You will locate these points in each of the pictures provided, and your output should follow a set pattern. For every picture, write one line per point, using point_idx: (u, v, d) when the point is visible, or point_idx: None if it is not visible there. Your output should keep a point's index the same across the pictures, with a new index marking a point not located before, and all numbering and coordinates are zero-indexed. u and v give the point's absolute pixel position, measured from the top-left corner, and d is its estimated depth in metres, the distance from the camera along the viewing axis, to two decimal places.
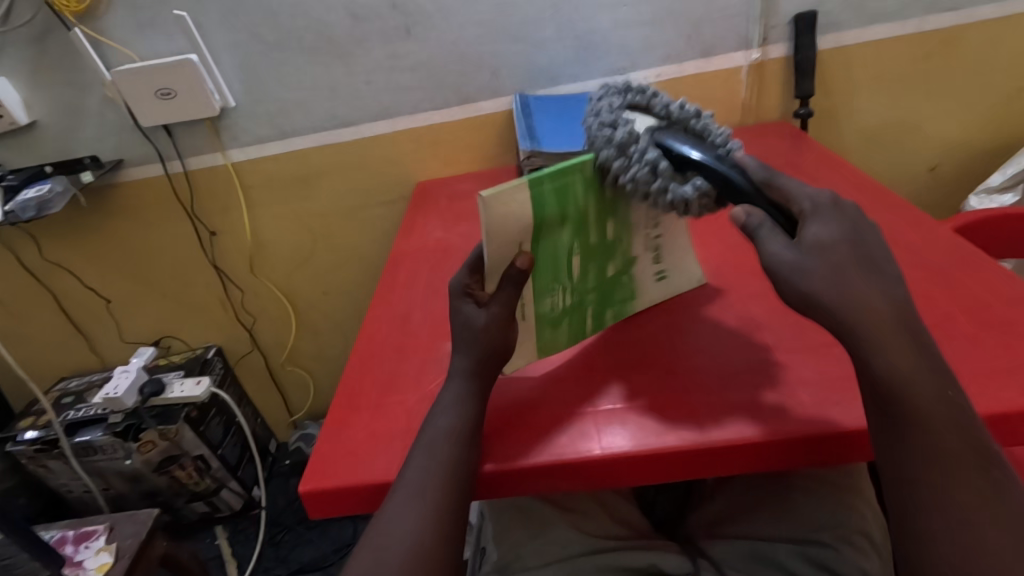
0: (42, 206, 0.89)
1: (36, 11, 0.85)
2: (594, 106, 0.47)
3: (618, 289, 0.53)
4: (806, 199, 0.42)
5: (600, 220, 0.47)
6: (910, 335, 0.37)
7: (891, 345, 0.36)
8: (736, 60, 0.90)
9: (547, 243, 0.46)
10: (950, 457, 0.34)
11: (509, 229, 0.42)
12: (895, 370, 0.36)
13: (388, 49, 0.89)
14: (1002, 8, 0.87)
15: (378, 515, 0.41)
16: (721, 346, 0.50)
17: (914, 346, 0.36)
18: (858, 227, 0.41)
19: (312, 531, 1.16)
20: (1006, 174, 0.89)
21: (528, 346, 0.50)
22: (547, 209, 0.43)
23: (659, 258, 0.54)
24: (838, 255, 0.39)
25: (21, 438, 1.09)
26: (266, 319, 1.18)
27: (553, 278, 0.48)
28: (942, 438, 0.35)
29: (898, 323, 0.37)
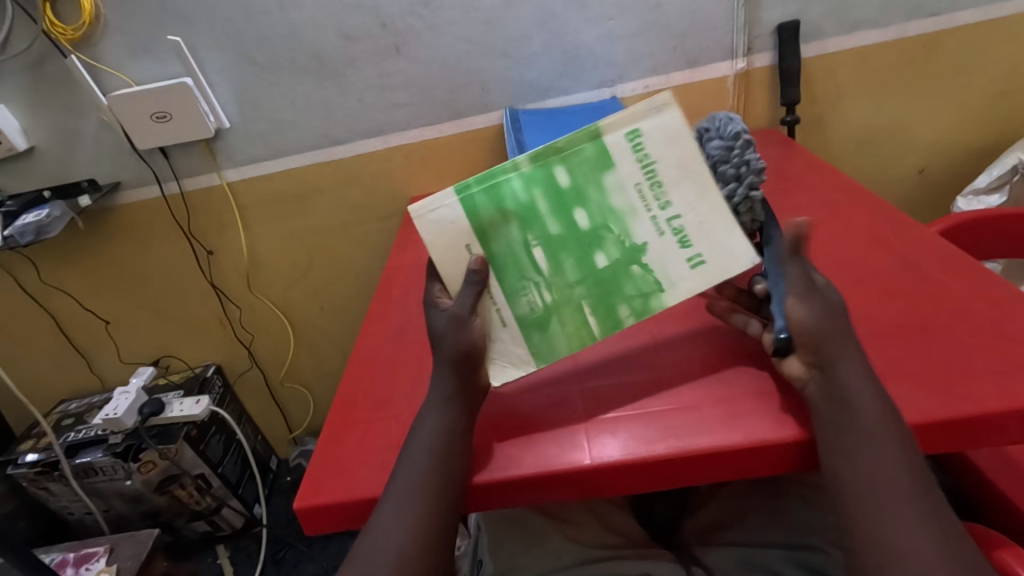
0: (41, 230, 0.90)
1: (33, 40, 0.86)
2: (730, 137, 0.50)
3: (627, 284, 0.47)
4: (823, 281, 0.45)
5: (556, 214, 0.47)
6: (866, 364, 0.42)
7: (850, 369, 0.41)
8: (721, 70, 0.91)
9: (496, 241, 0.47)
10: (898, 482, 0.38)
11: (443, 238, 0.46)
12: (857, 389, 0.40)
13: (378, 68, 0.90)
14: (982, 13, 0.88)
15: (368, 530, 0.41)
16: (708, 353, 0.50)
17: (855, 365, 0.41)
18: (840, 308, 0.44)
19: (313, 548, 1.15)
20: (992, 175, 0.89)
21: (519, 353, 0.48)
22: (480, 211, 0.46)
23: (687, 240, 0.46)
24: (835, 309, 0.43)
25: (22, 461, 1.09)
26: (264, 336, 1.18)
27: (521, 275, 0.47)
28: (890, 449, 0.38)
29: (853, 350, 0.42)
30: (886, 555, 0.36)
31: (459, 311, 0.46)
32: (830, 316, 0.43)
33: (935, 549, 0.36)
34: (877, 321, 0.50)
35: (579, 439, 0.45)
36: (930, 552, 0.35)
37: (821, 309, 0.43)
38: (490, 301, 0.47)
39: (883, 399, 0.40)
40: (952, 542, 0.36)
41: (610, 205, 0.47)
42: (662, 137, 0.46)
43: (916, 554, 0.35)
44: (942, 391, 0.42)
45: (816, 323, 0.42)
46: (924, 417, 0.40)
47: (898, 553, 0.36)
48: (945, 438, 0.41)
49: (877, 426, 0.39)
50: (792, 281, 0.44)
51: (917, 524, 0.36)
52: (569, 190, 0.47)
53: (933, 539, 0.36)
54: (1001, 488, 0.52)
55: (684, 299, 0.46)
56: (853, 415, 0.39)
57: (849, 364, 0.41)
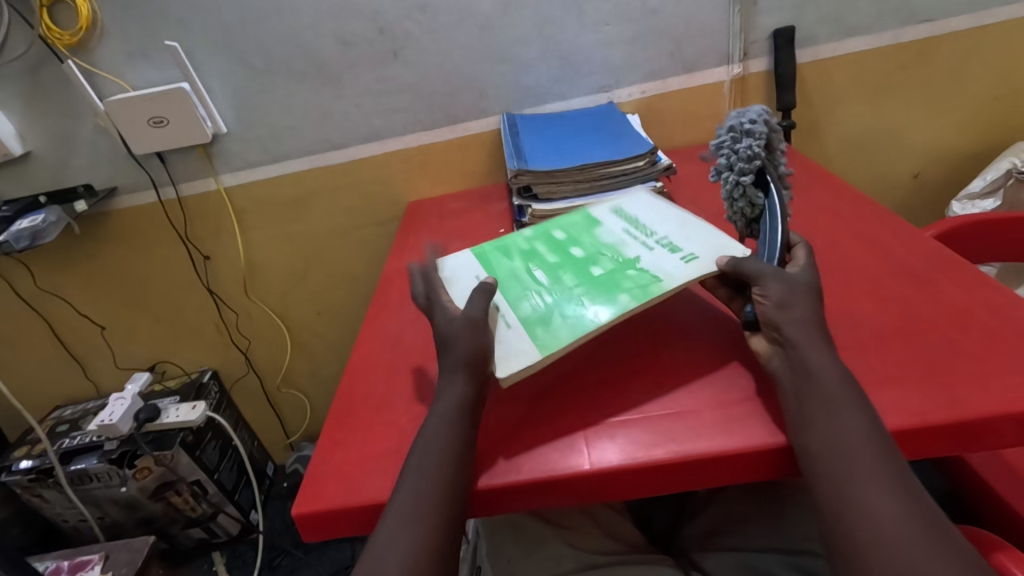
0: (36, 235, 0.90)
1: (30, 45, 0.86)
2: (749, 127, 0.53)
3: (626, 279, 0.51)
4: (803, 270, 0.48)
5: (555, 251, 0.59)
6: (823, 337, 0.43)
7: (805, 341, 0.43)
8: (717, 75, 0.91)
9: (504, 269, 0.57)
10: (865, 447, 0.38)
11: (461, 270, 0.59)
12: (808, 357, 0.42)
13: (376, 74, 0.90)
14: (975, 19, 0.89)
15: (372, 539, 0.41)
16: (702, 355, 0.51)
17: (814, 341, 0.43)
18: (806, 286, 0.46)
19: (310, 554, 1.15)
20: (986, 180, 0.90)
21: (525, 348, 0.46)
22: (492, 256, 0.60)
23: (678, 250, 0.54)
24: (798, 286, 0.46)
25: (16, 468, 1.08)
26: (261, 341, 1.18)
27: (523, 288, 0.54)
28: (847, 415, 0.39)
29: (810, 328, 0.44)
30: (856, 517, 0.36)
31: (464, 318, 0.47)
32: (797, 294, 0.45)
33: (902, 510, 0.35)
34: (874, 325, 0.50)
35: (578, 444, 0.45)
36: (898, 514, 0.35)
37: (789, 289, 0.45)
38: (497, 311, 0.52)
39: (841, 372, 0.41)
40: (917, 502, 0.36)
41: (602, 241, 0.59)
42: (639, 206, 0.64)
43: (883, 515, 0.35)
44: (939, 394, 0.42)
45: (773, 293, 0.45)
46: (923, 421, 0.41)
47: (866, 518, 0.36)
48: (945, 440, 0.41)
49: (838, 395, 0.40)
50: (762, 265, 0.47)
51: (883, 485, 0.36)
52: (564, 239, 0.61)
53: (897, 502, 0.36)
54: (998, 491, 0.52)
55: (681, 283, 0.48)
56: (816, 386, 0.41)
57: (807, 339, 0.43)
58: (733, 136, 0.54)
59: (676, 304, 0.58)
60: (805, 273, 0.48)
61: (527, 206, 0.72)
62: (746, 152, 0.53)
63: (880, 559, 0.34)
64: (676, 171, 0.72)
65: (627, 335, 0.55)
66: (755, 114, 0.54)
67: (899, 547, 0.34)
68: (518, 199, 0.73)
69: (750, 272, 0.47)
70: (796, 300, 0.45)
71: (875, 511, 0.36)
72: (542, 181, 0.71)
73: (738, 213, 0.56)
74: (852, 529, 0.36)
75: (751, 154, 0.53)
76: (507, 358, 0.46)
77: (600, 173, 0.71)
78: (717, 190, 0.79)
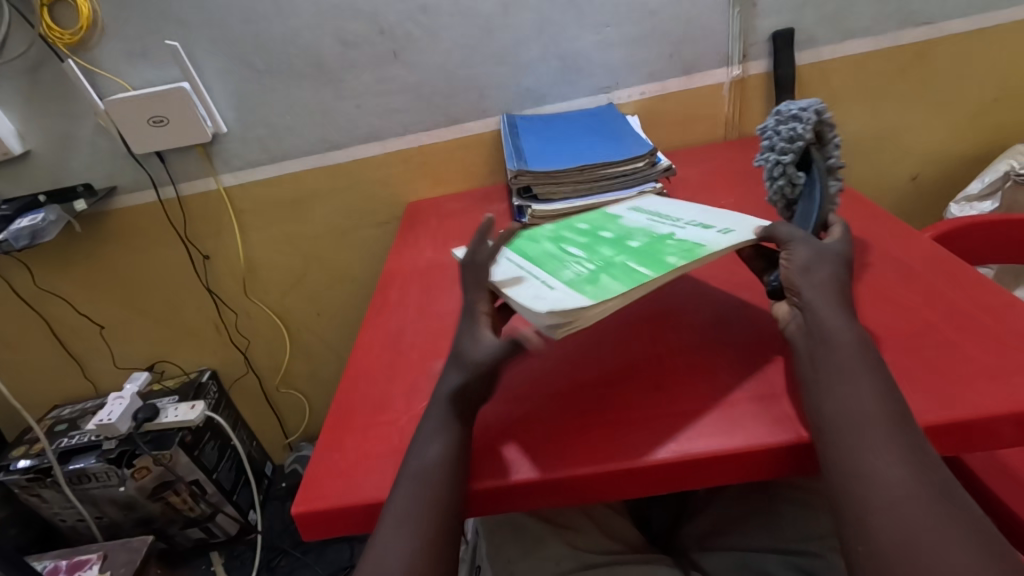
0: (36, 234, 0.90)
1: (30, 43, 0.86)
2: (798, 112, 0.56)
3: (666, 248, 0.50)
4: (836, 244, 0.49)
5: (582, 235, 0.58)
6: (845, 306, 0.44)
7: (826, 308, 0.43)
8: (717, 77, 0.92)
9: (535, 249, 0.57)
10: (877, 414, 0.38)
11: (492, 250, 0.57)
12: (823, 323, 0.43)
13: (376, 74, 0.90)
14: (973, 22, 0.89)
15: (372, 544, 0.41)
16: (708, 353, 0.51)
17: (833, 304, 0.44)
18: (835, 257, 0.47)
19: (308, 554, 1.15)
20: (984, 182, 0.91)
21: (576, 297, 0.43)
22: (522, 241, 0.59)
23: (709, 227, 0.54)
24: (828, 256, 0.47)
25: (14, 467, 1.08)
26: (261, 341, 1.18)
27: (562, 260, 0.52)
28: (858, 383, 0.39)
29: (831, 294, 0.44)
30: (862, 483, 0.36)
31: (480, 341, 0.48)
32: (823, 262, 0.46)
33: (908, 476, 0.35)
34: (874, 325, 0.50)
35: (580, 443, 0.45)
36: (905, 479, 0.35)
37: (816, 255, 0.47)
38: (535, 278, 0.49)
39: (859, 339, 0.42)
40: (930, 468, 0.36)
41: (628, 227, 0.59)
42: (656, 204, 0.65)
43: (888, 479, 0.35)
44: (940, 394, 0.42)
45: (802, 258, 0.47)
46: (922, 420, 0.41)
47: (875, 484, 0.35)
48: (944, 440, 0.41)
49: (853, 363, 0.40)
50: (786, 229, 0.49)
51: (890, 451, 0.36)
52: (589, 227, 0.61)
53: (908, 467, 0.35)
54: (998, 493, 0.52)
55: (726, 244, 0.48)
56: (830, 351, 0.41)
57: (826, 305, 0.43)
58: (778, 119, 0.57)
59: (683, 304, 0.58)
60: (838, 243, 0.49)
61: (527, 206, 0.72)
62: (790, 134, 0.56)
63: (881, 524, 0.34)
64: (675, 172, 0.72)
65: (626, 339, 0.55)
66: (807, 102, 0.57)
67: (900, 512, 0.34)
68: (518, 199, 0.73)
69: (781, 236, 0.49)
70: (819, 263, 0.46)
71: (886, 478, 0.35)
72: (542, 181, 0.71)
73: (778, 193, 0.57)
74: (855, 493, 0.36)
75: (798, 136, 0.55)
76: (558, 303, 0.43)
77: (599, 174, 0.71)
78: (716, 191, 0.79)
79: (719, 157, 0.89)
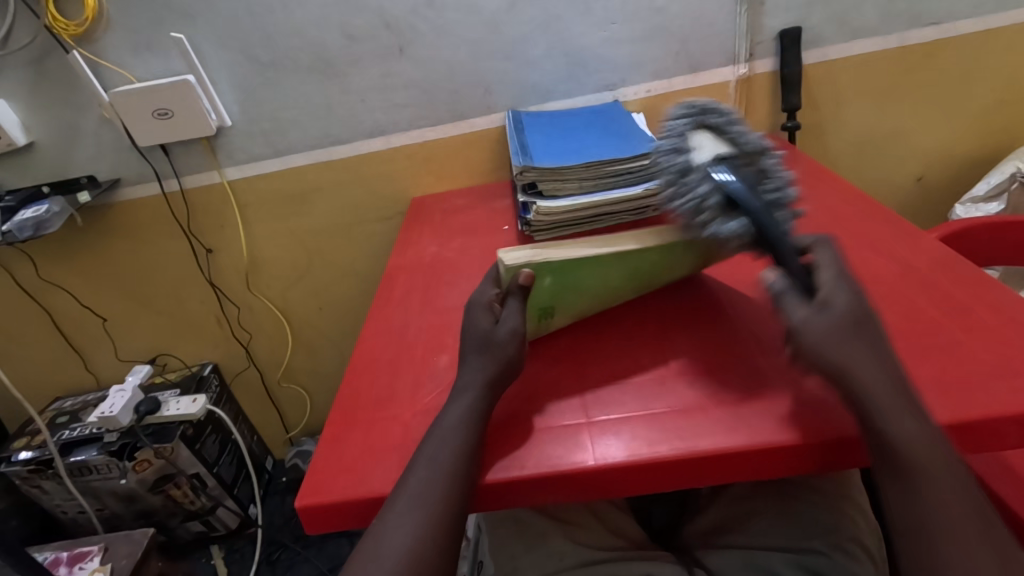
0: (39, 225, 0.90)
1: (35, 34, 0.86)
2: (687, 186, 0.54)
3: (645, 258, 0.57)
4: (845, 301, 0.42)
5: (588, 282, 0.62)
6: (906, 394, 0.39)
7: (886, 399, 0.38)
8: (723, 75, 0.91)
9: None
10: (959, 523, 0.36)
11: None
12: (892, 423, 0.38)
13: (380, 69, 0.90)
14: (981, 22, 0.89)
15: (377, 524, 0.41)
16: (695, 353, 0.51)
17: (890, 397, 0.38)
18: (861, 323, 0.41)
19: (308, 549, 1.15)
20: (990, 183, 0.90)
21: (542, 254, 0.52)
22: None
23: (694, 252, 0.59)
24: (844, 322, 0.41)
25: (15, 458, 1.08)
26: (262, 335, 1.18)
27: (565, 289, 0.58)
28: (942, 488, 0.36)
29: (862, 341, 0.40)
30: None
31: (492, 334, 0.49)
32: (837, 335, 0.41)
33: None
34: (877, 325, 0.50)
35: (582, 439, 0.45)
36: None
37: (840, 335, 0.41)
38: None
39: (898, 392, 0.39)
40: None
41: None
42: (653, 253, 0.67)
43: None
44: (941, 395, 0.42)
45: (813, 344, 0.41)
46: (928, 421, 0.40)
47: None
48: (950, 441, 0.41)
49: (929, 463, 0.37)
50: (795, 311, 0.43)
51: (953, 493, 0.36)
52: None
53: None
54: (1003, 495, 0.52)
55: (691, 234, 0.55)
56: (896, 450, 0.37)
57: (860, 358, 0.40)
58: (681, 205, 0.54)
59: (671, 302, 0.59)
60: (843, 299, 0.42)
61: (532, 202, 0.72)
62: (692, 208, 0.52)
63: None
64: None
65: (622, 331, 0.56)
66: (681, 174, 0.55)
67: None
68: (523, 196, 0.73)
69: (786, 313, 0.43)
70: (840, 298, 0.43)
71: None
72: (547, 177, 0.70)
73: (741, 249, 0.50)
74: None
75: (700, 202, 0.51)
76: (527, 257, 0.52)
77: (605, 170, 0.71)
78: None
79: None
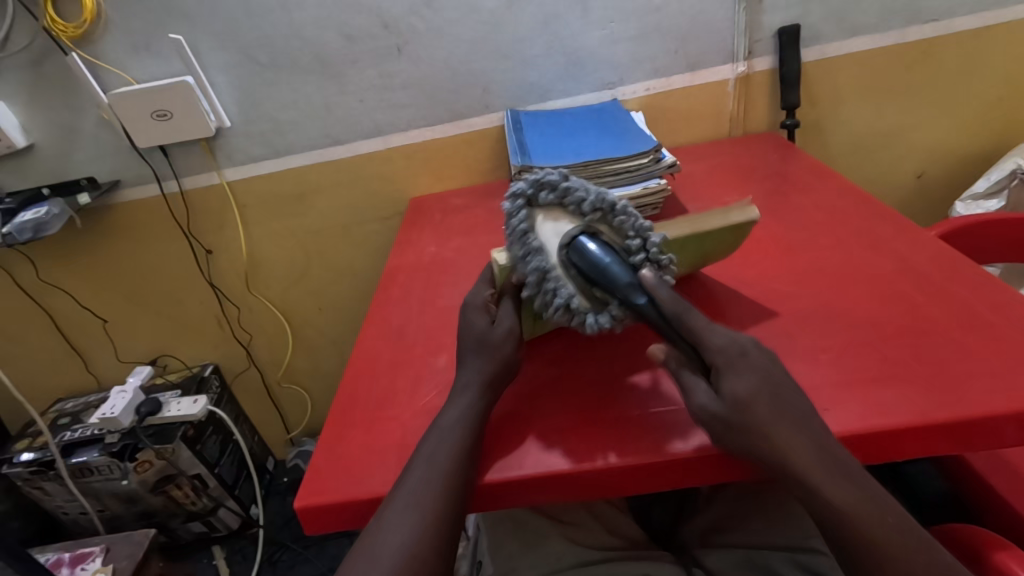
0: (39, 227, 0.90)
1: (33, 36, 0.86)
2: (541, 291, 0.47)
3: None
4: (744, 388, 0.40)
5: None
6: (838, 463, 0.38)
7: (818, 474, 0.38)
8: (722, 73, 0.91)
9: None
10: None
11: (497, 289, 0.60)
12: (830, 494, 0.37)
13: (379, 69, 0.90)
14: (980, 19, 0.88)
15: (375, 523, 0.41)
16: (656, 369, 0.50)
17: (815, 475, 0.38)
18: (775, 399, 0.40)
19: (310, 549, 1.15)
20: (990, 180, 0.90)
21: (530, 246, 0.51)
22: None
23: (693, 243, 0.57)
24: (756, 407, 0.39)
25: (17, 460, 1.08)
26: (262, 335, 1.18)
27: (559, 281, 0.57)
28: (891, 549, 0.36)
29: (773, 416, 0.39)
30: None
31: (490, 332, 0.49)
32: (747, 415, 0.39)
33: None
34: (876, 324, 0.50)
35: (580, 439, 0.45)
36: None
37: (754, 419, 0.39)
38: None
39: (821, 455, 0.38)
40: None
41: None
42: None
43: None
44: (940, 394, 0.42)
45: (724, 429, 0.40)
46: (927, 419, 0.40)
47: None
48: (950, 438, 0.41)
49: (875, 526, 0.37)
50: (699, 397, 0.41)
51: (893, 529, 0.37)
52: None
53: None
54: (1002, 494, 0.52)
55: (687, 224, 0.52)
56: (841, 517, 0.37)
57: (774, 431, 0.39)
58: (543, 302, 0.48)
59: None
60: (745, 386, 0.40)
61: None
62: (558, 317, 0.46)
63: None
64: (680, 169, 0.71)
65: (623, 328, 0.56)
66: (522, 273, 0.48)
67: None
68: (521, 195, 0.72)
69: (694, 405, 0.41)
70: (743, 384, 0.40)
71: None
72: None
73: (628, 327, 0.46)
74: None
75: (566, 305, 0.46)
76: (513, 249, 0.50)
77: (605, 169, 0.70)
78: (721, 190, 0.79)
79: (723, 154, 0.89)
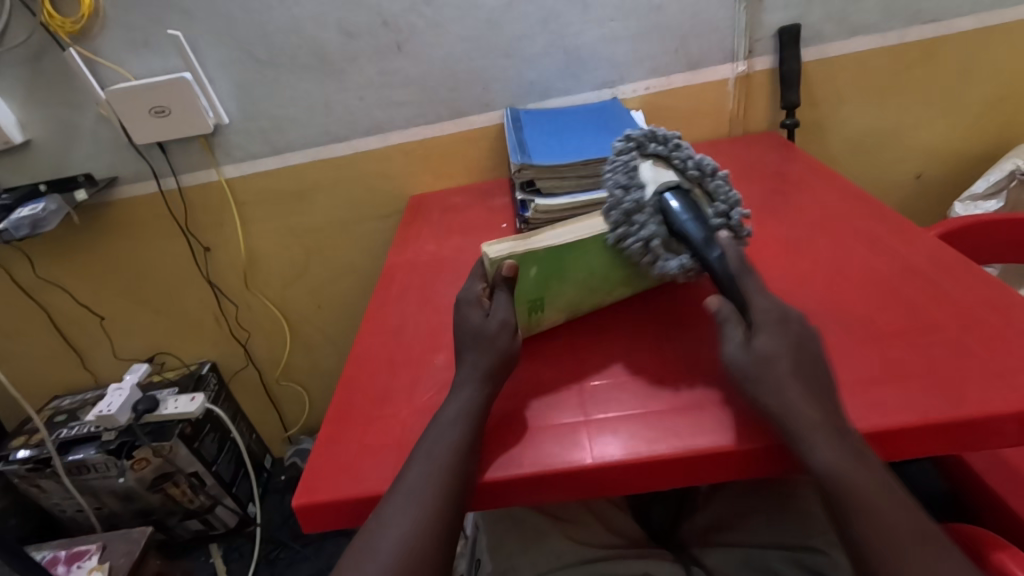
0: (36, 224, 0.89)
1: (31, 32, 0.85)
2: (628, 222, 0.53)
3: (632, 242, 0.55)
4: (769, 344, 0.42)
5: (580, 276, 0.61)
6: (834, 425, 0.39)
7: (822, 440, 0.38)
8: (722, 73, 0.91)
9: None
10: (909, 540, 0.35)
11: None
12: (830, 462, 0.37)
13: (379, 66, 0.90)
14: (980, 20, 0.89)
15: (374, 520, 0.41)
16: (657, 361, 0.50)
17: (823, 434, 0.38)
18: (800, 355, 0.42)
19: (307, 548, 1.15)
20: (989, 181, 0.90)
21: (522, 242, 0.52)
22: None
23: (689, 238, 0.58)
24: (777, 365, 0.41)
25: (14, 457, 1.08)
26: (260, 333, 1.18)
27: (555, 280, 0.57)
28: (886, 515, 0.36)
29: (794, 372, 0.41)
30: None
31: (489, 327, 0.49)
32: (772, 364, 0.41)
33: None
34: (877, 324, 0.50)
35: (581, 439, 0.44)
36: None
37: (774, 375, 0.41)
38: None
39: (827, 416, 0.39)
40: None
41: None
42: None
43: None
44: (941, 394, 0.42)
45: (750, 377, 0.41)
46: (927, 419, 0.40)
47: None
48: (950, 438, 0.41)
49: (870, 492, 0.37)
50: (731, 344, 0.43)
51: (883, 492, 0.37)
52: None
53: None
54: (1001, 493, 0.52)
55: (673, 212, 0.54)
56: (843, 481, 0.37)
57: (789, 386, 0.40)
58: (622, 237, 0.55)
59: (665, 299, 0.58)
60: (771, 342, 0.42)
61: (530, 200, 0.71)
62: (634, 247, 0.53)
63: None
64: None
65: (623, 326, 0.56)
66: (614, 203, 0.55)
67: None
68: (521, 194, 0.72)
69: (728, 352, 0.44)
70: (773, 339, 0.42)
71: None
72: (545, 175, 0.70)
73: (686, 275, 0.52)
74: None
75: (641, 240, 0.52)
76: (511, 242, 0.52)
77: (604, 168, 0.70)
78: None
79: (722, 154, 0.89)
